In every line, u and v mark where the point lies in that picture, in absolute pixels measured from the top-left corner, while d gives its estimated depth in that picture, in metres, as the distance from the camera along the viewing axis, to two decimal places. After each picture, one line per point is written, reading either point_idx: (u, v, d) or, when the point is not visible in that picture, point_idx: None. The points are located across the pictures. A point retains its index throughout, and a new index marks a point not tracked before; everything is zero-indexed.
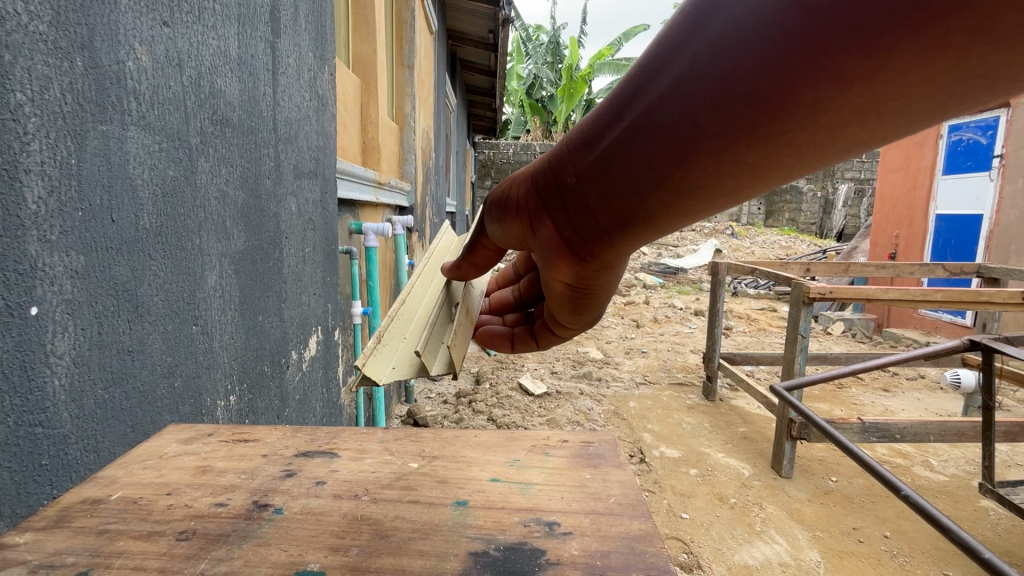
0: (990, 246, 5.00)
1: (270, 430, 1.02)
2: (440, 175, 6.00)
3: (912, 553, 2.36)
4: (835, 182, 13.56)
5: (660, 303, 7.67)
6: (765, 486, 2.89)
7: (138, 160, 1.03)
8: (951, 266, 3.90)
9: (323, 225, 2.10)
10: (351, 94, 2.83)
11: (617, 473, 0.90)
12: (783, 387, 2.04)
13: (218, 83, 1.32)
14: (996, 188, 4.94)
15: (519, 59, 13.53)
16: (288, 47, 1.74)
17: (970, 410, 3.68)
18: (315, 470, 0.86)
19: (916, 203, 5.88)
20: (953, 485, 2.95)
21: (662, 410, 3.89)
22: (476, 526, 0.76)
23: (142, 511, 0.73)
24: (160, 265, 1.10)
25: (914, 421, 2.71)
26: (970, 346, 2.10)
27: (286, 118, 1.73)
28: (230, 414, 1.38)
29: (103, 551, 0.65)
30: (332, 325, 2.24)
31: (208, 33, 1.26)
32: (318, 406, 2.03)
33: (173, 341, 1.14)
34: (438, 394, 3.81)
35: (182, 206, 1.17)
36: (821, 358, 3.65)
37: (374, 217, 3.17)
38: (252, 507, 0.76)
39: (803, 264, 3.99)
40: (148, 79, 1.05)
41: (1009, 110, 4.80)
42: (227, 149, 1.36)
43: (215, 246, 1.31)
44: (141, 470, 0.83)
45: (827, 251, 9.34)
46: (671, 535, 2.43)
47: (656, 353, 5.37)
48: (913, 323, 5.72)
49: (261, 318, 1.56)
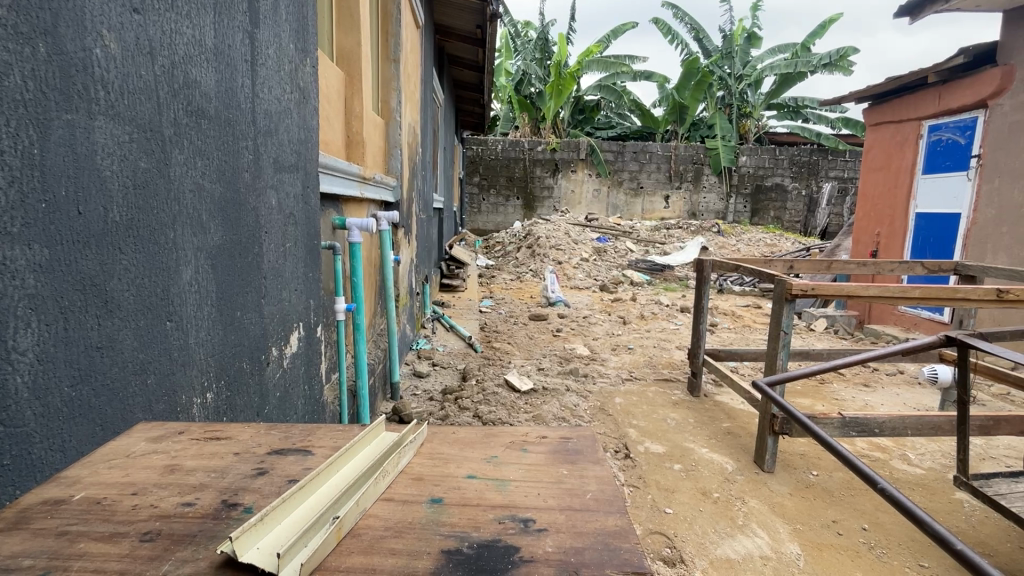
0: (967, 244, 5.07)
1: (243, 427, 1.00)
2: (427, 171, 5.95)
3: (889, 545, 2.41)
4: (819, 180, 13.74)
5: (647, 300, 7.70)
6: (748, 480, 2.92)
7: (106, 151, 1.00)
8: (929, 264, 3.96)
9: (305, 221, 2.07)
10: (334, 87, 2.78)
11: (595, 469, 0.90)
12: (766, 382, 2.05)
13: (194, 73, 1.28)
14: (974, 187, 5.01)
15: (507, 55, 13.45)
16: (268, 38, 1.70)
17: (945, 404, 3.76)
18: (288, 468, 0.84)
19: (896, 203, 5.99)
20: (929, 478, 3.01)
21: (648, 406, 3.91)
22: (450, 523, 0.75)
23: (106, 511, 0.71)
24: (131, 260, 1.07)
25: (892, 416, 2.75)
26: (946, 342, 2.13)
27: (266, 110, 1.70)
28: (207, 412, 1.35)
29: (63, 553, 0.63)
30: (314, 321, 2.20)
31: (182, 21, 1.22)
32: (300, 403, 2.00)
33: (145, 337, 1.11)
34: (424, 391, 3.79)
35: (155, 199, 1.14)
36: (803, 354, 3.69)
37: (358, 212, 3.13)
38: (221, 506, 0.74)
39: (786, 262, 4.03)
40: (118, 67, 1.02)
41: (986, 110, 4.90)
42: (203, 142, 1.33)
43: (191, 240, 1.28)
44: (106, 469, 0.81)
45: (811, 248, 9.46)
46: (655, 530, 2.45)
47: (643, 349, 5.40)
48: (893, 320, 5.82)
49: (239, 314, 1.53)
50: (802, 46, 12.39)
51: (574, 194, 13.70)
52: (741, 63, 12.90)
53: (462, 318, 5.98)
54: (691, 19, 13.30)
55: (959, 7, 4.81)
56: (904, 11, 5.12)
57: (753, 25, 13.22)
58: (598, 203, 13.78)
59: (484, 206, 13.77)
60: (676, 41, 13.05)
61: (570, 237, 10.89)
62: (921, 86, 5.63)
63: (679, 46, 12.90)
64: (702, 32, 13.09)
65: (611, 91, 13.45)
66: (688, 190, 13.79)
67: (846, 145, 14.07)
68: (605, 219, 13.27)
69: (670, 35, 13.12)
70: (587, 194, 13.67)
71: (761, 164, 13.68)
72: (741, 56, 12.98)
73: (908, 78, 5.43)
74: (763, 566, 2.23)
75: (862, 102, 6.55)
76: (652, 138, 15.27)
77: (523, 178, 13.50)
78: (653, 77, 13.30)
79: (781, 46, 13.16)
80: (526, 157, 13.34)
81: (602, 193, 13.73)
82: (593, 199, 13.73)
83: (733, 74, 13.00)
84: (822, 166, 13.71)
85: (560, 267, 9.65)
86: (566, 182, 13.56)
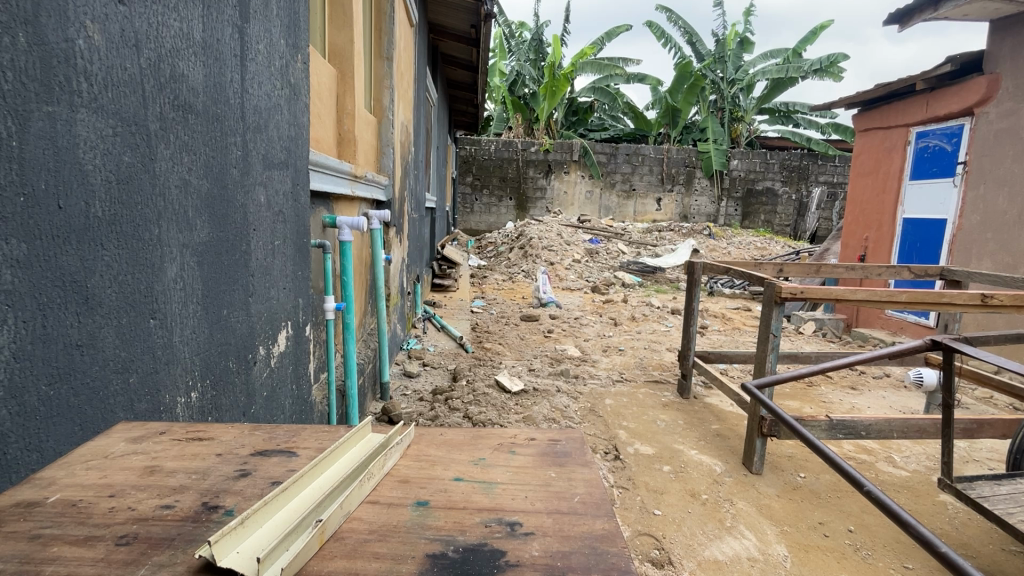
0: (953, 249, 5.14)
1: (227, 428, 0.99)
2: (420, 170, 5.89)
3: (875, 547, 2.43)
4: (809, 184, 13.89)
5: (638, 302, 7.72)
6: (736, 482, 2.93)
7: (88, 145, 0.97)
8: (916, 269, 4.00)
9: (294, 218, 2.04)
10: (325, 83, 2.75)
11: (583, 472, 0.90)
12: (755, 385, 2.04)
13: (181, 67, 1.26)
14: (960, 194, 5.08)
15: (502, 56, 13.38)
16: (258, 33, 1.68)
17: (930, 407, 3.82)
18: (272, 469, 0.82)
19: (885, 207, 6.06)
20: (914, 480, 3.05)
21: (638, 407, 3.93)
22: (435, 527, 0.74)
23: (81, 514, 0.69)
24: (113, 257, 1.04)
25: (879, 419, 2.77)
26: (932, 346, 2.14)
27: (255, 106, 1.67)
28: (191, 412, 1.32)
29: (34, 558, 0.61)
30: (303, 319, 2.17)
31: (168, 14, 1.20)
32: (287, 403, 1.98)
33: (127, 335, 1.08)
34: (414, 391, 3.77)
35: (139, 193, 1.11)
36: (793, 357, 3.72)
37: (349, 211, 3.09)
38: (201, 509, 0.72)
39: (775, 265, 4.04)
40: (102, 60, 1.00)
41: (973, 118, 4.97)
42: (190, 136, 1.30)
43: (176, 237, 1.25)
44: (83, 471, 0.79)
45: (800, 251, 9.57)
46: (643, 532, 2.45)
47: (633, 351, 5.42)
48: (880, 323, 5.91)
49: (225, 313, 1.51)
50: (794, 52, 12.47)
51: (567, 195, 13.71)
52: (733, 67, 12.97)
53: (454, 318, 5.94)
54: (683, 23, 13.33)
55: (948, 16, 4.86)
56: (894, 18, 5.16)
57: (746, 30, 13.30)
58: (591, 205, 13.82)
59: (477, 206, 13.73)
60: (670, 44, 13.09)
61: (562, 237, 10.92)
62: (910, 91, 5.70)
63: (673, 49, 12.93)
64: (695, 36, 13.14)
65: (605, 93, 13.48)
66: (679, 193, 13.86)
67: (835, 150, 14.26)
68: (597, 220, 13.32)
69: (662, 38, 13.18)
70: (580, 195, 13.69)
71: (753, 168, 13.80)
72: (733, 61, 13.05)
73: (897, 85, 5.48)
74: (750, 567, 2.25)
75: (852, 107, 6.60)
76: (644, 140, 15.29)
77: (517, 178, 13.48)
78: (647, 79, 13.36)
79: (773, 51, 13.23)
80: (520, 157, 13.31)
81: (595, 194, 13.76)
82: (585, 201, 13.77)
83: (725, 78, 13.07)
84: (812, 171, 13.87)
85: (552, 268, 9.67)
86: (559, 183, 13.57)
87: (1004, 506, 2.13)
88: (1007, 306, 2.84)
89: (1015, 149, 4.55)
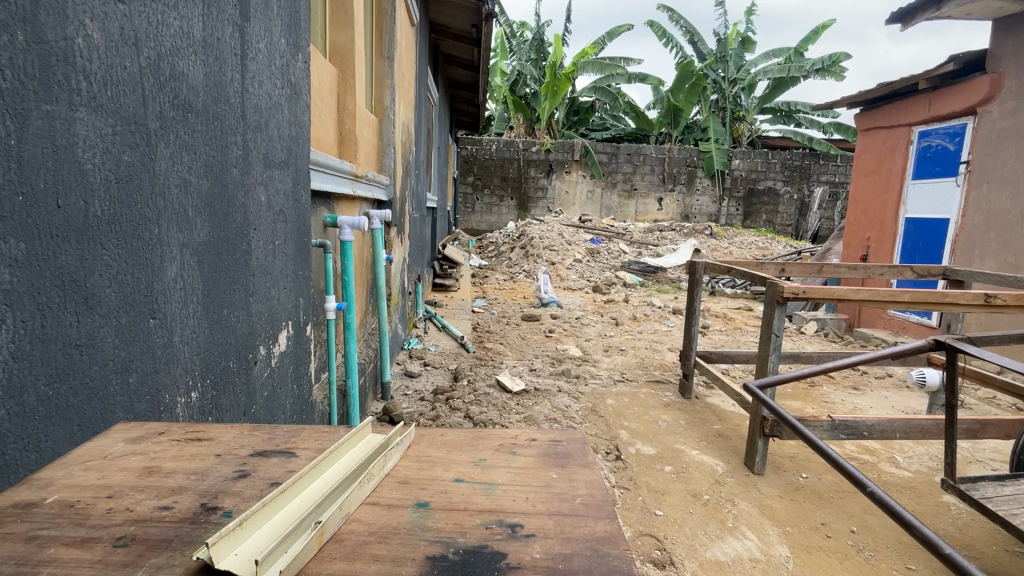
0: (955, 249, 5.12)
1: (226, 429, 0.98)
2: (420, 169, 5.87)
3: (877, 548, 2.42)
4: (811, 184, 13.87)
5: (639, 301, 7.70)
6: (738, 483, 2.92)
7: (88, 144, 0.97)
8: (919, 269, 3.99)
9: (295, 218, 2.03)
10: (326, 82, 2.74)
11: (585, 473, 0.89)
12: (757, 386, 2.03)
13: (181, 66, 1.26)
14: (963, 193, 5.07)
15: (502, 56, 13.36)
16: (258, 31, 1.67)
17: (933, 408, 3.80)
18: (271, 470, 0.82)
19: (887, 207, 6.04)
20: (916, 480, 3.04)
21: (638, 407, 3.92)
22: (435, 529, 0.74)
23: (78, 516, 0.69)
24: (113, 257, 1.04)
25: (882, 419, 2.75)
26: (934, 346, 2.12)
27: (256, 105, 1.67)
28: (191, 411, 1.32)
29: (30, 560, 0.61)
30: (304, 319, 2.17)
31: (168, 13, 1.20)
32: (288, 403, 1.97)
33: (127, 334, 1.08)
34: (415, 391, 3.76)
35: (138, 192, 1.11)
36: (795, 357, 3.71)
37: (349, 210, 3.09)
38: (199, 510, 0.72)
39: (777, 265, 4.02)
40: (101, 58, 1.00)
41: (975, 117, 4.95)
42: (190, 136, 1.30)
43: (176, 236, 1.25)
44: (81, 471, 0.79)
45: (800, 251, 9.57)
46: (644, 533, 2.44)
47: (634, 351, 5.41)
48: (882, 324, 5.90)
49: (225, 312, 1.50)
50: (795, 51, 12.45)
51: (568, 195, 13.68)
52: (735, 67, 12.97)
53: (454, 318, 5.94)
54: (685, 23, 13.30)
55: (950, 15, 4.84)
56: (896, 17, 5.14)
57: (747, 30, 13.28)
58: (592, 204, 13.80)
59: (477, 206, 13.72)
60: (671, 44, 13.06)
61: (563, 237, 10.91)
62: (913, 91, 5.67)
63: (673, 49, 12.92)
64: (697, 36, 13.11)
65: (606, 93, 13.46)
66: (681, 192, 13.83)
67: (836, 150, 14.23)
68: (598, 220, 13.31)
69: (663, 38, 13.16)
70: (581, 195, 13.67)
71: (754, 168, 13.79)
72: (734, 61, 13.04)
73: (900, 84, 5.46)
74: (752, 568, 2.24)
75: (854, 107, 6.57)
76: (645, 139, 15.28)
77: (518, 178, 13.48)
78: (648, 78, 13.34)
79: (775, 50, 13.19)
80: (520, 157, 13.30)
81: (596, 193, 13.74)
82: (586, 201, 13.75)
83: (727, 78, 13.05)
84: (814, 171, 13.84)
85: (553, 267, 9.66)
86: (560, 182, 13.55)
87: (1007, 507, 2.11)
88: (1010, 306, 2.82)
89: (1019, 148, 4.54)
